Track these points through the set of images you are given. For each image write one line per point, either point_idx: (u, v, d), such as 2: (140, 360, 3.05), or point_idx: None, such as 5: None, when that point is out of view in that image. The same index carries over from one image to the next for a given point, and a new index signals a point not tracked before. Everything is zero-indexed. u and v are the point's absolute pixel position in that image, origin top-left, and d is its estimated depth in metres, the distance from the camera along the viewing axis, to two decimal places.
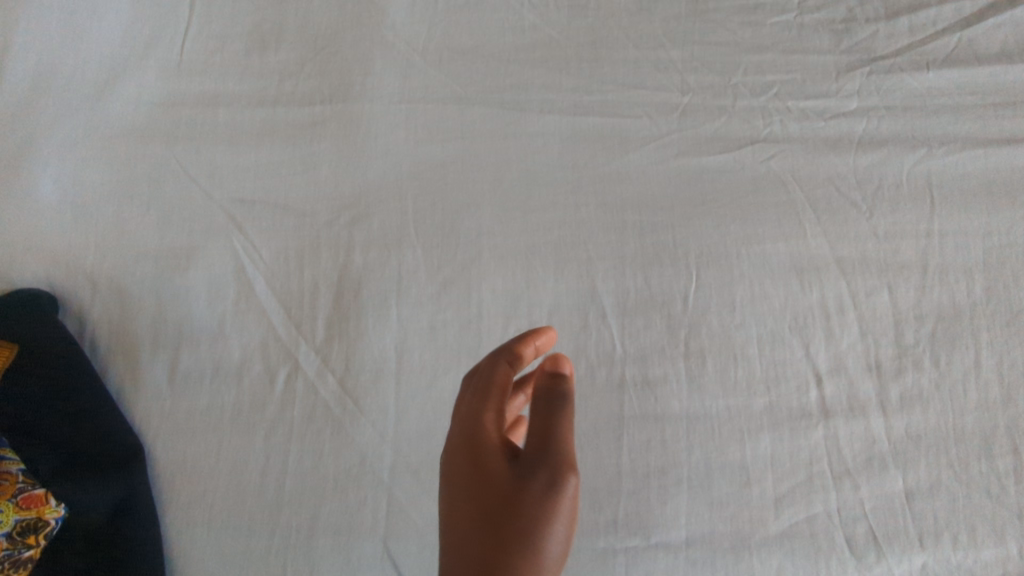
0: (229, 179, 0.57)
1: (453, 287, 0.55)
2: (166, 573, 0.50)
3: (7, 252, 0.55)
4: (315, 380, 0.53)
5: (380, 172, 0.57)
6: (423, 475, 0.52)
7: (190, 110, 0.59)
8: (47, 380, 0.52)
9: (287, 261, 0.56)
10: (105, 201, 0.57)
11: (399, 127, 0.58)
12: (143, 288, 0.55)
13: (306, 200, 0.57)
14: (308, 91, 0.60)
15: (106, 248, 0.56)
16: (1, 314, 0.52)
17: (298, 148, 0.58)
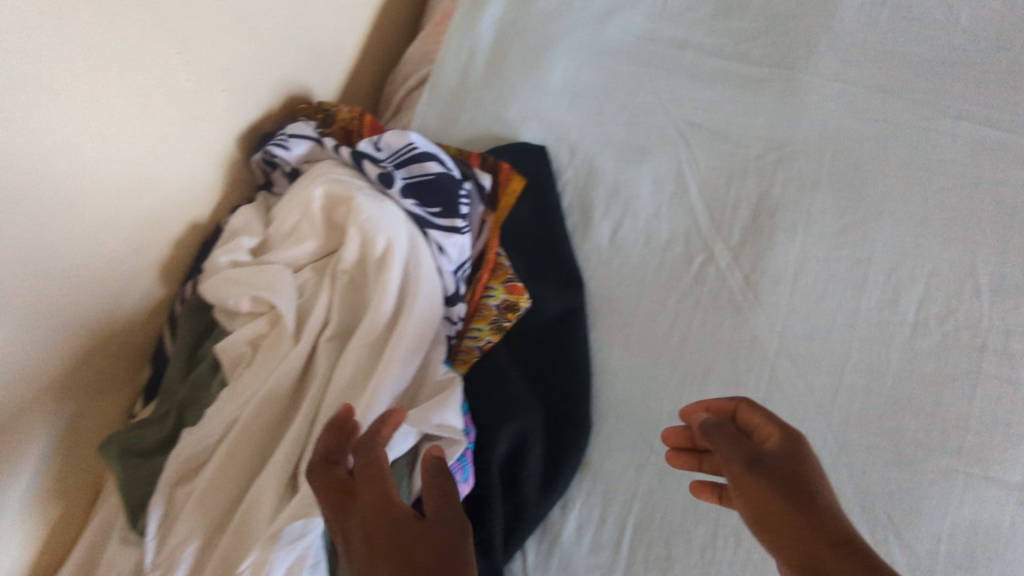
0: (686, 104, 0.73)
1: (851, 233, 0.68)
2: (590, 371, 0.66)
3: (519, 115, 0.73)
4: (725, 270, 0.68)
5: (807, 130, 0.71)
6: (799, 364, 0.65)
7: (666, 47, 0.75)
8: (535, 211, 0.70)
9: (719, 177, 0.71)
10: (593, 97, 0.74)
11: (830, 99, 0.72)
12: (605, 166, 0.72)
13: (744, 136, 0.72)
14: (761, 53, 0.74)
15: (586, 131, 0.73)
16: (517, 155, 0.71)
17: (745, 95, 0.73)
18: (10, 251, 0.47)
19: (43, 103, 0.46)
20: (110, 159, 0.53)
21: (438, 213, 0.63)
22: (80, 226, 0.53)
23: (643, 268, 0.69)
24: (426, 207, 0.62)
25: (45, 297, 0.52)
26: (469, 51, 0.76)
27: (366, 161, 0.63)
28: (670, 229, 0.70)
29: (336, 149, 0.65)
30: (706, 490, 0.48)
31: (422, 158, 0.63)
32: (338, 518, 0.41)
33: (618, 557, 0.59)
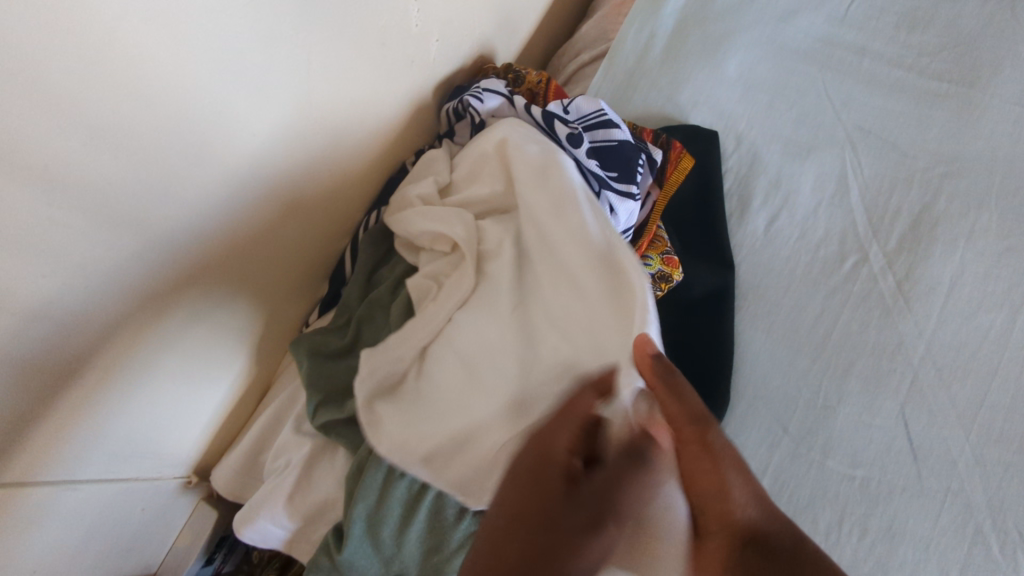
0: (856, 110, 0.75)
1: (1015, 254, 0.68)
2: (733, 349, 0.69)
3: (691, 98, 0.76)
4: (877, 273, 0.69)
5: (980, 148, 0.72)
6: (945, 374, 0.65)
7: (842, 52, 0.78)
8: (699, 191, 0.74)
9: (881, 184, 0.73)
10: (764, 90, 0.77)
11: (1010, 121, 0.72)
12: (769, 158, 0.75)
13: (912, 146, 0.73)
14: (941, 69, 0.75)
15: (754, 122, 0.76)
16: (690, 136, 0.74)
17: (918, 107, 0.74)
18: (271, 155, 0.55)
19: (324, 36, 0.53)
20: (349, 81, 0.59)
21: (615, 177, 0.67)
22: (314, 138, 0.59)
23: (794, 260, 0.71)
24: (606, 169, 0.66)
25: (278, 196, 0.58)
26: (650, 33, 0.79)
27: (557, 120, 0.67)
28: (826, 225, 0.72)
29: (527, 107, 0.70)
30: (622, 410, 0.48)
31: (609, 125, 0.67)
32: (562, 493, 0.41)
33: None
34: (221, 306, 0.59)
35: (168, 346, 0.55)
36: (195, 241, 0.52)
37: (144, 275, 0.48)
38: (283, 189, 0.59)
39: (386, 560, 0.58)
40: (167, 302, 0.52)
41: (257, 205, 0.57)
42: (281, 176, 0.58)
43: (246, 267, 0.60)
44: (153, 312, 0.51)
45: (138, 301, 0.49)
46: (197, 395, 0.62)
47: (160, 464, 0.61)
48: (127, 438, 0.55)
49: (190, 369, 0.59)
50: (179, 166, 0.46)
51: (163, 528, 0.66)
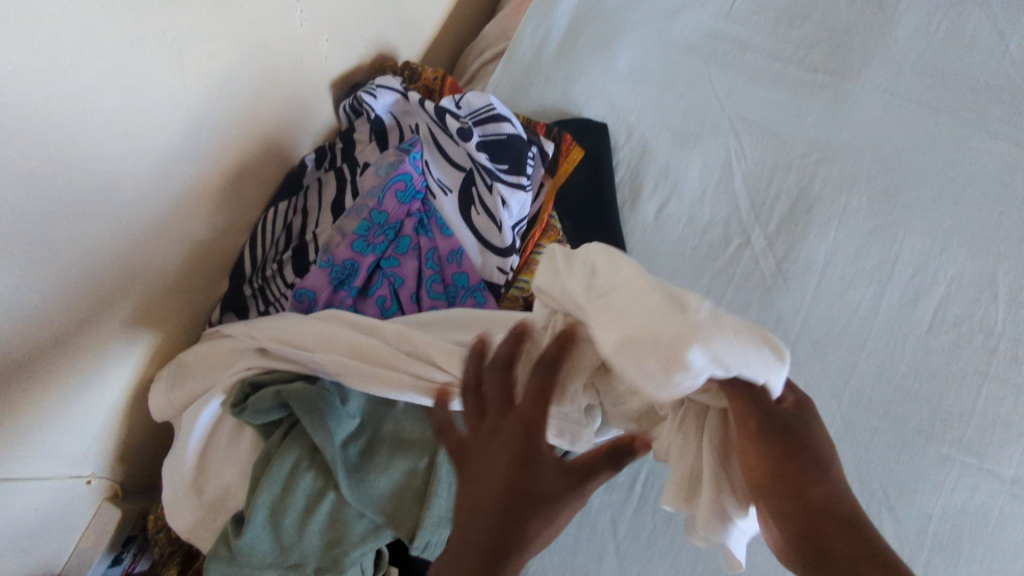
0: (740, 100, 0.79)
1: (881, 233, 0.72)
2: None
3: (585, 92, 0.79)
4: (758, 254, 0.73)
5: (850, 134, 0.76)
6: (819, 346, 0.69)
7: (727, 47, 0.82)
8: (590, 179, 0.76)
9: (764, 169, 0.77)
10: (654, 84, 0.80)
11: (876, 108, 0.77)
12: (659, 149, 0.78)
13: (790, 134, 0.77)
14: (815, 61, 0.80)
15: (644, 114, 0.79)
16: (580, 127, 0.77)
17: (795, 98, 0.79)
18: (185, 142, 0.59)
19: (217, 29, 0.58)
20: (228, 71, 0.60)
21: (506, 169, 0.69)
22: (196, 130, 0.60)
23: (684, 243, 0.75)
24: (496, 162, 0.69)
25: (193, 187, 0.63)
26: (545, 31, 0.82)
27: (448, 115, 0.69)
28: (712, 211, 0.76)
29: (421, 102, 0.72)
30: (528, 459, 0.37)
31: (498, 119, 0.70)
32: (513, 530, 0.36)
33: (631, 493, 0.64)
34: (110, 301, 0.58)
35: (110, 325, 0.59)
36: (76, 233, 0.52)
37: (22, 266, 0.48)
38: (168, 182, 0.59)
39: (285, 548, 0.57)
40: (88, 294, 0.55)
41: (141, 199, 0.57)
42: (164, 170, 0.58)
43: (137, 260, 0.59)
44: (35, 304, 0.51)
45: (60, 289, 0.52)
46: (110, 387, 0.63)
47: (53, 465, 0.61)
48: (14, 439, 0.55)
49: (123, 351, 0.63)
50: (49, 161, 0.47)
51: (63, 527, 0.65)
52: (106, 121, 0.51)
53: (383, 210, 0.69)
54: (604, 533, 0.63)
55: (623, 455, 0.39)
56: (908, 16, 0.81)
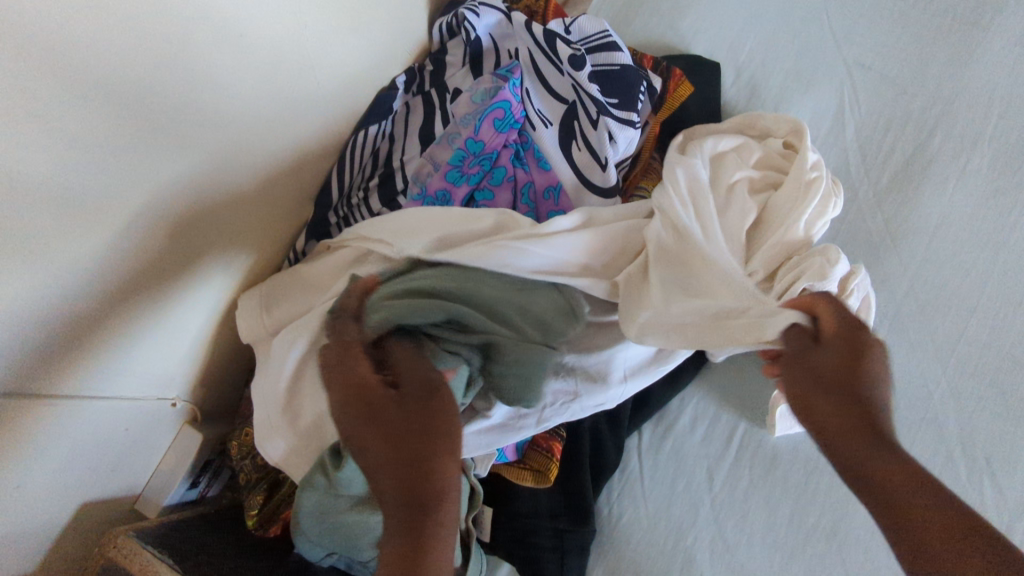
0: (858, 44, 0.74)
1: (1004, 195, 0.68)
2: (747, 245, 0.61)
3: (693, 25, 0.74)
4: (867, 210, 0.70)
5: (977, 87, 0.71)
6: (926, 310, 0.66)
7: None
8: (697, 122, 0.72)
9: (878, 120, 0.72)
10: (768, 20, 0.75)
11: (1009, 60, 0.71)
12: (769, 91, 0.73)
13: (910, 83, 0.73)
14: (944, 5, 0.74)
15: (755, 52, 0.74)
16: (691, 64, 0.72)
17: (919, 44, 0.73)
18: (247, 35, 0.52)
19: None
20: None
21: (615, 104, 0.65)
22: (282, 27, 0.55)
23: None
24: (607, 95, 0.65)
25: (260, 92, 0.56)
26: None
27: (559, 39, 0.65)
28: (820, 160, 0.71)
29: (526, 23, 0.68)
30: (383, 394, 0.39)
31: (611, 48, 0.66)
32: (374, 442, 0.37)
33: (728, 448, 0.63)
34: (198, 209, 0.55)
35: (175, 239, 0.54)
36: (168, 132, 0.48)
37: (115, 170, 0.45)
38: (255, 85, 0.55)
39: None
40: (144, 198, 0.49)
41: (228, 101, 0.53)
42: (251, 70, 0.54)
43: (224, 167, 0.56)
44: (108, 215, 0.47)
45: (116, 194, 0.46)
46: (186, 306, 0.60)
47: (141, 383, 0.59)
48: (110, 348, 0.53)
49: (192, 269, 0.58)
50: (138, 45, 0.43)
51: (147, 448, 0.64)
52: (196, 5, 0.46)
53: (480, 139, 0.65)
54: (700, 484, 0.61)
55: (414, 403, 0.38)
56: None
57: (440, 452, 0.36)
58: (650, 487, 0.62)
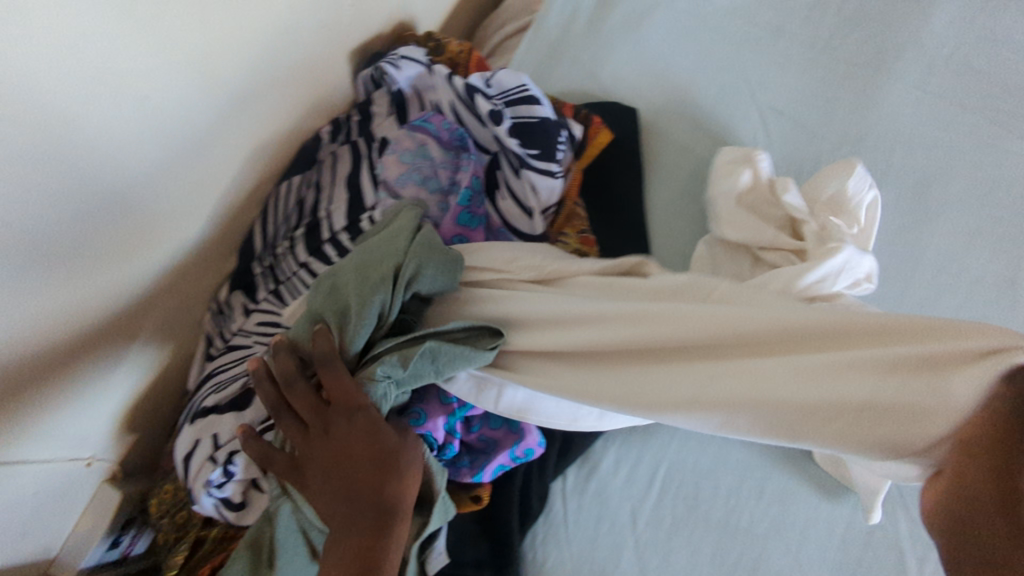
0: (770, 89, 0.77)
1: (907, 232, 0.72)
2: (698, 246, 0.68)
3: (613, 73, 0.77)
4: None
5: (880, 130, 0.75)
6: None
7: (759, 32, 0.79)
8: (619, 169, 0.74)
9: (791, 164, 0.75)
10: (684, 66, 0.78)
11: (907, 104, 0.76)
12: (688, 135, 0.76)
13: (820, 126, 0.76)
14: (846, 51, 0.78)
15: (673, 98, 0.77)
16: (610, 113, 0.74)
17: (826, 89, 0.77)
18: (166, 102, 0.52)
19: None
20: (254, 40, 0.58)
21: (536, 154, 0.66)
22: (214, 97, 0.56)
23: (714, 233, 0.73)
24: (528, 148, 0.66)
25: (178, 155, 0.56)
26: (573, 7, 0.79)
27: (479, 94, 0.66)
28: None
29: (447, 76, 0.68)
30: (335, 412, 0.50)
31: (530, 101, 0.67)
32: (323, 463, 0.50)
33: (651, 488, 0.64)
34: (120, 269, 0.56)
35: (84, 304, 0.53)
36: (88, 203, 0.49)
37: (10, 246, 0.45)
38: (173, 147, 0.55)
39: (308, 517, 0.57)
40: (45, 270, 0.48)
41: (151, 168, 0.54)
42: (179, 136, 0.55)
43: (145, 226, 0.56)
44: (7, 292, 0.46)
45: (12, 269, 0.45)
46: (103, 365, 0.58)
47: (54, 447, 0.58)
48: (16, 419, 0.52)
49: (108, 328, 0.57)
50: (52, 131, 0.44)
51: (63, 511, 0.62)
52: (127, 86, 0.48)
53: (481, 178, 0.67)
54: (623, 526, 0.62)
55: (366, 431, 0.49)
56: (942, 9, 0.80)
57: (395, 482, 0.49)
58: (574, 530, 0.62)
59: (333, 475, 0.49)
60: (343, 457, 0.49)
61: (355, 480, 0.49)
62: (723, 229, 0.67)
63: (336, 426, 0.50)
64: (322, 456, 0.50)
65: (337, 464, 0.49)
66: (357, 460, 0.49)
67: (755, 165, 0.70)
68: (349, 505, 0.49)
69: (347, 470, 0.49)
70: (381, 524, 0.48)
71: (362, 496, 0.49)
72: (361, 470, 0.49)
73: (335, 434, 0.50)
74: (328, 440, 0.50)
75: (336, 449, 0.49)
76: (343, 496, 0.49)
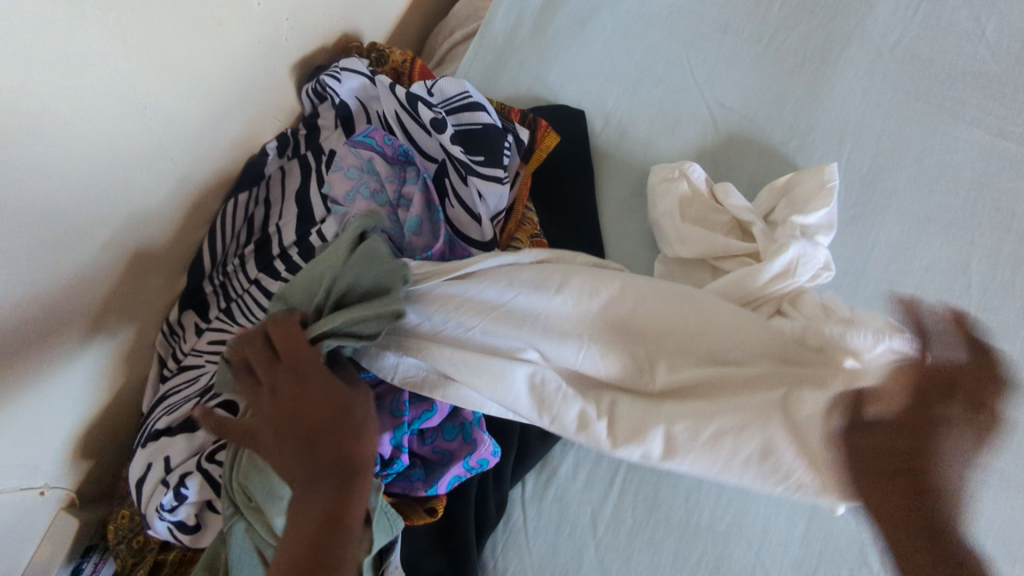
0: (717, 86, 0.77)
1: (858, 223, 0.72)
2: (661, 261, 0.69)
3: (560, 77, 0.77)
4: None
5: (828, 122, 0.75)
6: None
7: (705, 29, 0.79)
8: (568, 170, 0.74)
9: (741, 160, 0.75)
10: (631, 67, 0.78)
11: (854, 95, 0.76)
12: (637, 136, 0.76)
13: (768, 121, 0.76)
14: (793, 44, 0.78)
15: (621, 99, 0.77)
16: (558, 115, 0.74)
17: (774, 83, 0.77)
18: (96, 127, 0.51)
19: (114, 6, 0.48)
20: (189, 64, 0.57)
21: (481, 161, 0.67)
22: (150, 123, 0.56)
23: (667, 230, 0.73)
24: (471, 154, 0.66)
25: (117, 181, 0.55)
26: (518, 13, 0.79)
27: (420, 103, 0.66)
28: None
29: (390, 85, 0.68)
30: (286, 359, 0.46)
31: (474, 108, 0.67)
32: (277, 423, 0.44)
33: (609, 491, 0.63)
34: (70, 301, 0.55)
35: (25, 337, 0.52)
36: (21, 237, 0.48)
37: None
38: (110, 173, 0.54)
39: (263, 541, 0.54)
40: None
41: (93, 199, 0.54)
42: (120, 165, 0.55)
43: (93, 256, 0.56)
44: None
45: None
46: (49, 396, 0.57)
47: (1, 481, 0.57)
48: None
49: (53, 360, 0.56)
50: None
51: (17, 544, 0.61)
52: (55, 120, 0.47)
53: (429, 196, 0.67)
54: (584, 530, 0.62)
55: (315, 376, 0.45)
56: None
57: (362, 476, 0.43)
58: (534, 537, 0.62)
59: (284, 437, 0.43)
60: (301, 408, 0.44)
61: (313, 435, 0.43)
62: (675, 246, 0.68)
63: (291, 377, 0.45)
64: (275, 415, 0.44)
65: (291, 421, 0.43)
66: (313, 410, 0.44)
67: (690, 179, 0.70)
68: (309, 463, 0.42)
69: (306, 421, 0.43)
70: (348, 483, 0.42)
71: (319, 449, 0.42)
72: (318, 423, 0.43)
73: (291, 384, 0.45)
74: (280, 394, 0.45)
75: (291, 402, 0.44)
76: (301, 453, 0.42)
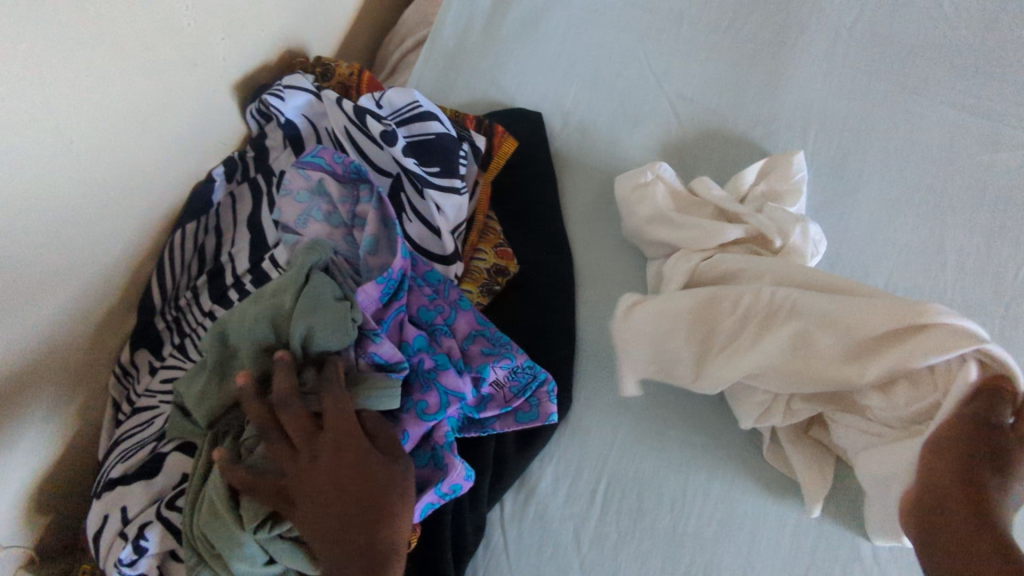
0: (677, 79, 0.75)
1: (829, 209, 0.71)
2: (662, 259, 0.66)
3: (515, 80, 0.74)
4: None
5: (791, 108, 0.74)
6: None
7: (660, 21, 0.77)
8: (530, 175, 0.72)
9: (705, 152, 0.73)
10: (587, 65, 0.75)
11: (816, 79, 0.74)
12: (598, 135, 0.74)
13: (731, 111, 0.74)
14: (751, 31, 0.76)
15: (579, 98, 0.74)
16: (514, 120, 0.72)
17: (734, 71, 0.75)
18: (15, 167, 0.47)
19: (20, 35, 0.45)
20: (120, 94, 0.55)
21: (437, 172, 0.64)
22: (82, 160, 0.53)
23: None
24: (426, 166, 0.64)
25: (47, 222, 0.51)
26: (468, 17, 0.77)
27: (369, 116, 0.64)
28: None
29: (336, 100, 0.66)
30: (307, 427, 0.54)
31: (425, 118, 0.65)
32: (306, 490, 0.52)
33: (592, 505, 0.61)
34: (7, 352, 0.52)
35: None
36: None
37: None
38: (39, 213, 0.50)
39: None
40: None
41: (28, 246, 0.50)
42: (55, 205, 0.52)
43: (36, 305, 0.53)
44: None
45: None
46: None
47: None
48: None
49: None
50: None
51: None
52: None
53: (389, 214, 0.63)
54: (567, 548, 0.59)
55: (341, 444, 0.53)
56: None
57: (383, 514, 0.51)
58: (516, 559, 0.59)
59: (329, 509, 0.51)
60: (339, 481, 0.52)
61: (354, 500, 0.51)
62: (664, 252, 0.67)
63: (316, 453, 0.53)
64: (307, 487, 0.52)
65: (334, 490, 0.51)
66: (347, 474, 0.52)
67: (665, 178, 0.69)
68: (360, 525, 0.51)
69: (342, 485, 0.51)
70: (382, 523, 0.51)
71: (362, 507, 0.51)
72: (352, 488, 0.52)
73: (311, 453, 0.53)
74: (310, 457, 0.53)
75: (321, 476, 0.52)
76: (343, 518, 0.51)
